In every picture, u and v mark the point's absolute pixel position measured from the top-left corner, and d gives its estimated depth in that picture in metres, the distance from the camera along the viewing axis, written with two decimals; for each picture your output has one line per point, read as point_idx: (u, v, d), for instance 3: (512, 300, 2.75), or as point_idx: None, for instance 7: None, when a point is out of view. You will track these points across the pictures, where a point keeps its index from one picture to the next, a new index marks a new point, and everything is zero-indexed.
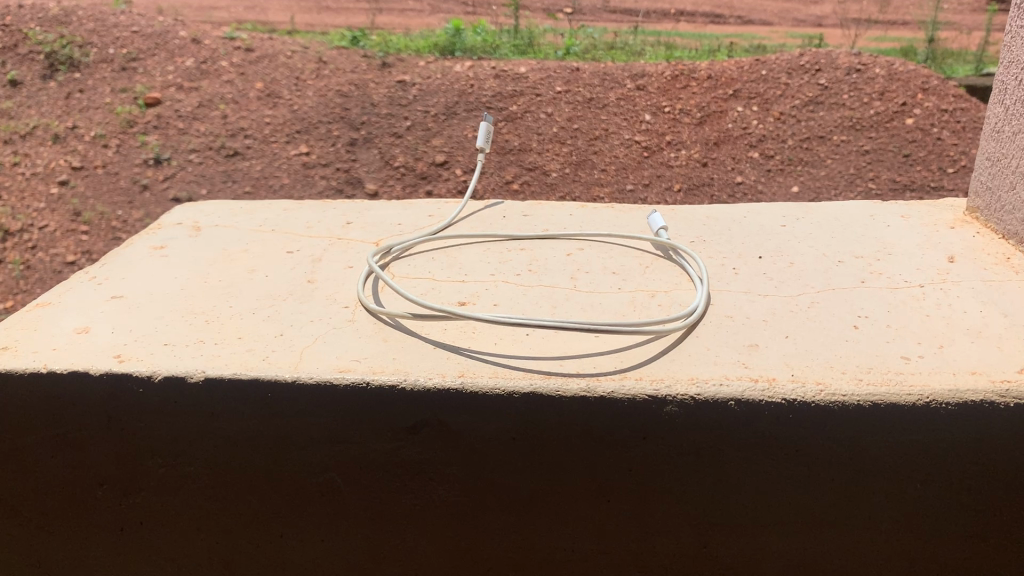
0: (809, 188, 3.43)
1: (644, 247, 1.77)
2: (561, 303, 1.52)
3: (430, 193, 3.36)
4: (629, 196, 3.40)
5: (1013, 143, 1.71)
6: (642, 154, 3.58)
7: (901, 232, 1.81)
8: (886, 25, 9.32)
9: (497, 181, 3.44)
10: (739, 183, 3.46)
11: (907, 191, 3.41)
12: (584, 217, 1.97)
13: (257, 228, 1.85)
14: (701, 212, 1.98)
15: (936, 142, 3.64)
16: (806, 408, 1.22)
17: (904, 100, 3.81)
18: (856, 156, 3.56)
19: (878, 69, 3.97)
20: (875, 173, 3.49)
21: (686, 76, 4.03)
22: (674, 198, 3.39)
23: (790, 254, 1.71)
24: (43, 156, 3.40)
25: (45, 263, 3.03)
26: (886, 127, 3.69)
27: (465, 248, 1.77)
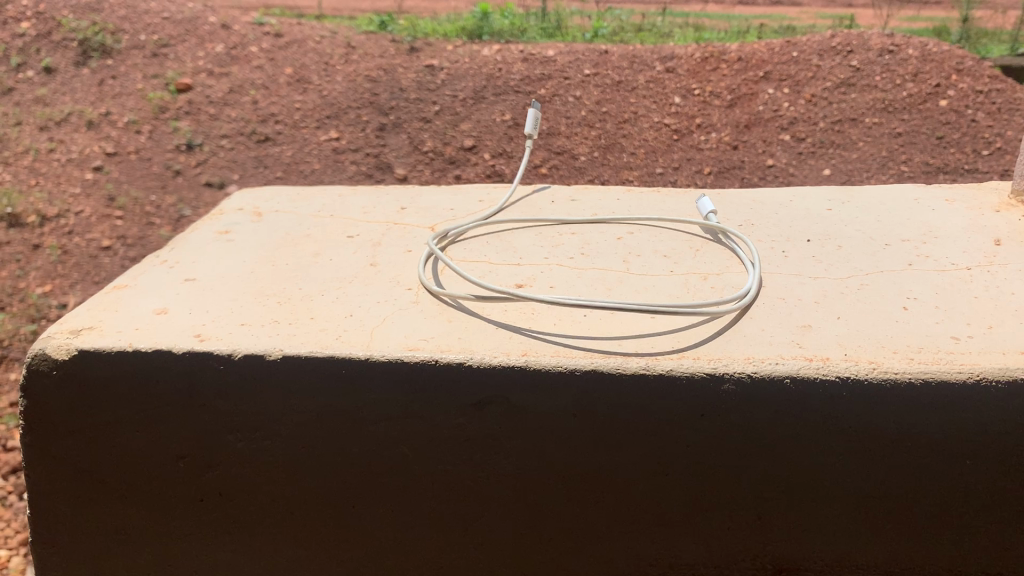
0: (840, 170, 3.44)
1: (693, 232, 1.81)
2: (614, 285, 1.57)
3: (460, 177, 3.41)
4: (658, 178, 3.44)
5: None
6: (672, 137, 3.62)
7: (947, 216, 1.84)
8: (921, 5, 9.23)
9: (526, 165, 3.48)
10: (771, 165, 3.48)
11: (940, 174, 3.41)
12: (631, 203, 2.01)
13: (316, 214, 1.91)
14: (747, 196, 2.02)
15: (970, 124, 3.63)
16: (858, 386, 1.27)
17: (938, 82, 3.80)
18: (888, 139, 3.57)
19: (911, 50, 3.96)
20: (908, 155, 3.49)
21: (717, 57, 4.04)
22: (703, 181, 3.41)
23: (837, 237, 1.74)
24: (78, 141, 3.48)
25: (81, 247, 3.05)
26: (919, 109, 3.69)
27: (519, 232, 1.82)
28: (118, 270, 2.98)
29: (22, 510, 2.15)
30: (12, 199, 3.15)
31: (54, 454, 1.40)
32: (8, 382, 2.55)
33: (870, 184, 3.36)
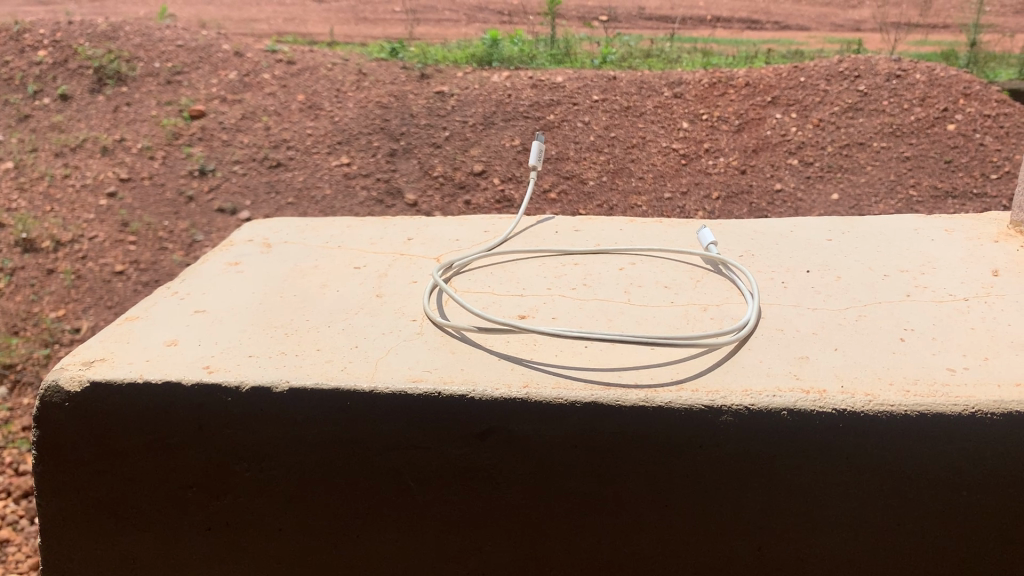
0: (849, 195, 3.47)
1: (694, 261, 1.84)
2: (615, 316, 1.59)
3: (470, 202, 3.45)
4: (667, 204, 3.48)
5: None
6: (680, 162, 3.65)
7: (945, 247, 1.86)
8: (929, 29, 9.31)
9: (535, 190, 3.53)
10: (779, 190, 3.51)
11: (948, 198, 3.44)
12: (634, 234, 2.04)
13: (324, 245, 1.95)
14: (747, 227, 2.05)
15: (978, 148, 3.65)
16: (856, 418, 1.29)
17: (945, 106, 3.83)
18: (896, 163, 3.59)
19: (918, 75, 3.99)
20: (916, 180, 3.52)
21: (724, 83, 4.08)
22: (712, 206, 3.45)
23: (836, 268, 1.77)
24: (93, 167, 3.54)
25: (95, 272, 3.10)
26: (927, 133, 3.71)
27: (525, 262, 1.86)
28: (131, 296, 3.03)
29: (34, 534, 2.19)
30: (27, 224, 3.23)
31: (66, 484, 1.44)
32: (22, 407, 2.61)
33: (879, 209, 3.39)
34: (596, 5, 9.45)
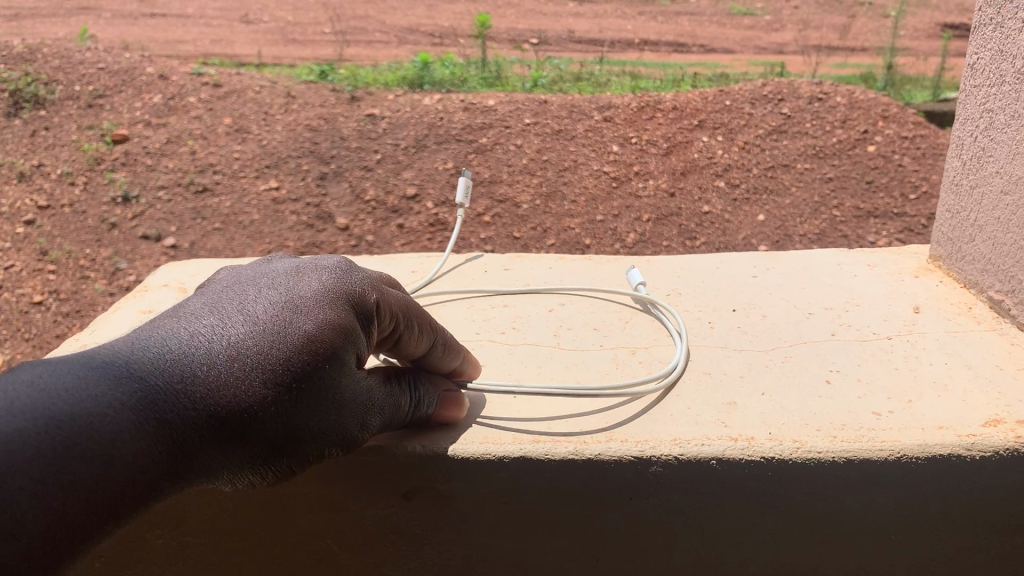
0: (775, 216, 3.52)
1: (622, 301, 1.83)
2: (545, 362, 1.57)
3: (402, 226, 3.38)
4: (598, 226, 3.48)
5: (970, 197, 1.81)
6: (612, 185, 3.64)
7: (868, 283, 1.89)
8: (848, 52, 9.62)
9: (468, 214, 3.53)
10: (707, 212, 3.53)
11: (871, 218, 3.51)
12: (565, 272, 2.03)
13: None
14: (675, 265, 2.07)
15: (897, 169, 3.73)
16: (784, 466, 1.27)
17: (865, 128, 3.92)
18: (820, 184, 3.66)
19: (839, 97, 4.11)
20: (839, 201, 3.58)
21: (652, 107, 4.12)
22: (643, 228, 3.46)
23: (761, 306, 1.78)
24: (9, 195, 3.43)
25: (11, 303, 3.02)
26: (848, 154, 3.79)
27: (453, 304, 1.82)
28: (49, 327, 2.93)
29: None
30: None
31: None
32: None
33: (804, 228, 3.45)
34: (527, 28, 9.52)
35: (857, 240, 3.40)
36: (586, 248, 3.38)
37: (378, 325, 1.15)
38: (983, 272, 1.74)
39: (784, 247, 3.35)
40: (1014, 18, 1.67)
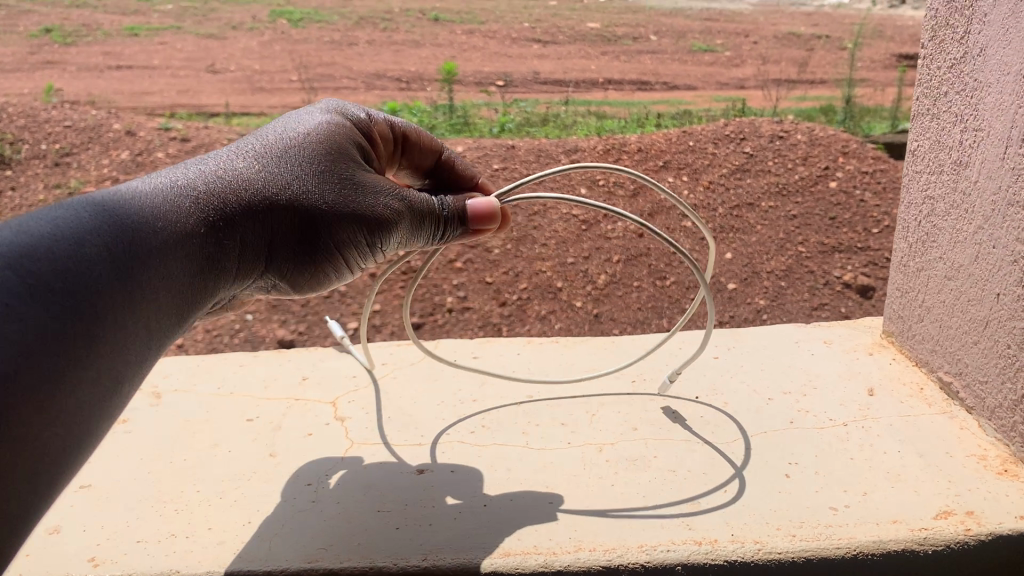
0: (740, 253, 3.61)
1: (587, 391, 1.88)
2: (513, 464, 1.60)
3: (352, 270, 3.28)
4: (570, 268, 3.40)
5: (917, 278, 1.88)
6: (581, 228, 3.53)
7: (824, 360, 1.96)
8: (809, 86, 9.90)
9: (439, 261, 3.42)
10: (678, 251, 3.71)
11: (835, 253, 3.63)
12: (533, 356, 2.09)
13: (213, 390, 1.93)
14: (636, 346, 2.12)
15: (860, 204, 3.84)
16: (746, 568, 1.33)
17: (826, 165, 4.04)
18: (784, 223, 3.74)
19: (799, 135, 4.24)
20: (804, 237, 3.68)
21: (618, 149, 4.22)
22: (615, 270, 3.39)
23: (722, 391, 1.84)
24: None
25: None
26: (811, 192, 3.90)
27: (426, 399, 1.87)
28: None
29: None
30: None
31: None
32: None
33: (770, 265, 3.56)
34: (493, 71, 9.65)
35: (821, 276, 3.54)
36: (558, 291, 3.33)
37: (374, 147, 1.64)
38: (933, 352, 1.82)
39: (751, 283, 3.49)
40: (949, 112, 1.76)
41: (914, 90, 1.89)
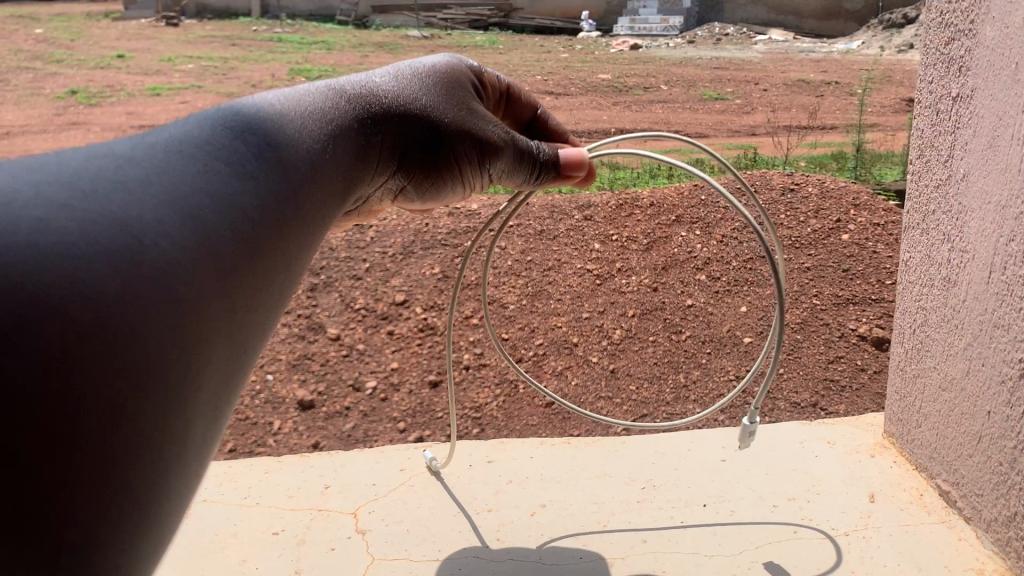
0: (755, 307, 4.12)
1: (616, 492, 2.36)
2: (580, 565, 2.08)
3: (394, 331, 4.16)
4: (585, 322, 4.12)
5: (915, 385, 2.39)
6: (596, 282, 4.32)
7: (828, 467, 2.41)
8: (820, 131, 10.15)
9: (457, 316, 4.19)
10: (691, 305, 4.14)
11: (850, 304, 4.12)
12: (570, 481, 2.44)
13: (247, 560, 2.19)
14: (644, 449, 2.57)
15: (872, 255, 4.39)
16: None
17: (838, 218, 4.61)
18: (798, 274, 4.28)
19: (811, 188, 4.87)
20: (820, 289, 4.19)
21: (631, 205, 4.86)
22: (629, 322, 4.09)
23: (729, 498, 2.30)
24: None
25: None
26: (824, 244, 4.45)
27: (484, 517, 2.30)
28: None
29: None
30: None
31: None
32: None
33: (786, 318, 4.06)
34: None
35: (836, 327, 4.01)
36: (574, 345, 4.02)
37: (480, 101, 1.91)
38: (932, 459, 2.31)
39: (767, 336, 3.97)
40: (937, 230, 2.24)
41: (905, 205, 2.38)
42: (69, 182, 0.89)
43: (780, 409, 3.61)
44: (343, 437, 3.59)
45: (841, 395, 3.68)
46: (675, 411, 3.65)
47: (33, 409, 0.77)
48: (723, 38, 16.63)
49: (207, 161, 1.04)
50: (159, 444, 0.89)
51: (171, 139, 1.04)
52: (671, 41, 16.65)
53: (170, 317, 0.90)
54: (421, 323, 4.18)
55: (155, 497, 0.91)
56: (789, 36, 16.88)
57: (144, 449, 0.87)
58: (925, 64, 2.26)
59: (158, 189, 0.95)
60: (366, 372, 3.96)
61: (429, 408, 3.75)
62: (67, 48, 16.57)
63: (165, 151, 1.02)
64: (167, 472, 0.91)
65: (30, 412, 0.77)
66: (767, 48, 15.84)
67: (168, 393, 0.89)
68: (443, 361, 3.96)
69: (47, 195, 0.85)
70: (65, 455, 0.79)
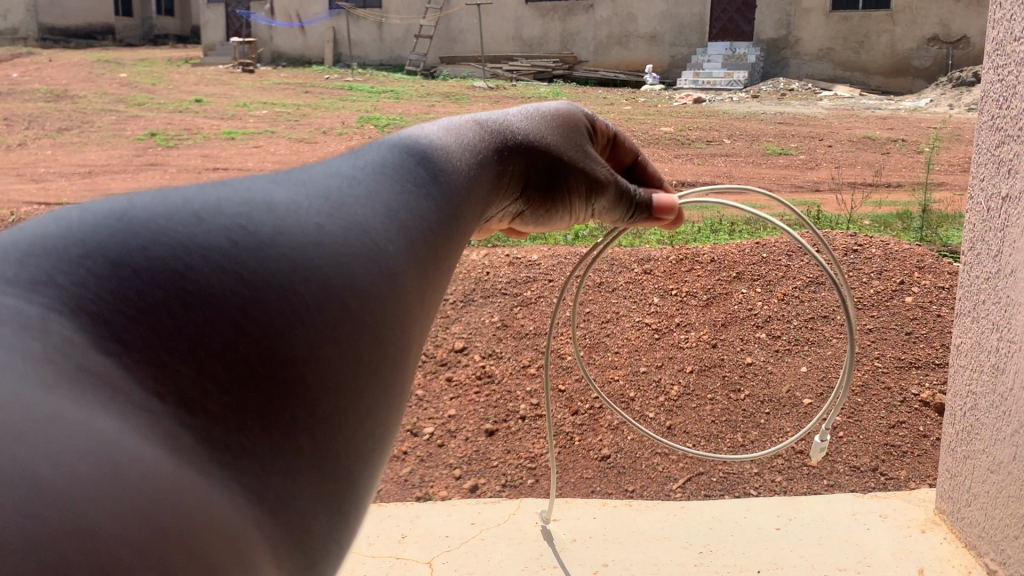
0: (815, 367, 4.19)
1: (675, 556, 2.47)
2: None
3: (451, 377, 4.34)
4: (642, 377, 4.25)
5: (964, 465, 2.47)
6: (654, 336, 4.45)
7: (878, 538, 2.52)
8: (884, 189, 10.14)
9: (514, 365, 4.32)
10: (749, 362, 4.24)
11: (912, 368, 4.17)
12: (630, 542, 2.56)
13: None
14: (701, 514, 2.70)
15: (936, 319, 4.42)
16: None
17: (903, 280, 4.66)
18: (859, 335, 4.34)
19: (874, 249, 4.93)
20: (881, 351, 4.25)
21: (692, 260, 4.98)
22: (687, 378, 4.20)
23: (782, 566, 2.40)
24: None
25: None
26: (886, 305, 4.50)
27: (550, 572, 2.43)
28: None
29: None
30: None
31: None
32: None
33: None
34: None
35: (898, 391, 4.06)
36: (631, 400, 4.15)
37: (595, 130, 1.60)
38: (980, 538, 2.38)
39: (827, 398, 4.02)
40: (986, 320, 2.38)
41: (957, 292, 2.52)
42: (325, 193, 0.94)
43: (839, 472, 3.70)
44: (400, 481, 3.81)
45: (902, 461, 3.77)
46: (729, 470, 3.76)
47: (308, 384, 0.83)
48: (787, 92, 16.70)
49: (404, 181, 1.03)
50: (372, 430, 0.91)
51: (376, 156, 1.05)
52: (734, 95, 16.79)
53: (392, 313, 0.93)
54: (479, 370, 4.35)
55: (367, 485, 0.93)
56: (855, 93, 16.88)
57: (367, 433, 0.90)
58: (977, 164, 2.44)
59: (385, 204, 0.97)
60: (424, 419, 4.16)
61: (485, 457, 3.92)
62: (150, 92, 17.40)
63: (376, 169, 1.02)
64: (376, 456, 0.93)
65: (307, 387, 0.82)
66: (831, 104, 15.86)
67: (383, 381, 0.92)
68: (500, 410, 4.11)
69: (315, 206, 0.91)
70: (323, 428, 0.84)
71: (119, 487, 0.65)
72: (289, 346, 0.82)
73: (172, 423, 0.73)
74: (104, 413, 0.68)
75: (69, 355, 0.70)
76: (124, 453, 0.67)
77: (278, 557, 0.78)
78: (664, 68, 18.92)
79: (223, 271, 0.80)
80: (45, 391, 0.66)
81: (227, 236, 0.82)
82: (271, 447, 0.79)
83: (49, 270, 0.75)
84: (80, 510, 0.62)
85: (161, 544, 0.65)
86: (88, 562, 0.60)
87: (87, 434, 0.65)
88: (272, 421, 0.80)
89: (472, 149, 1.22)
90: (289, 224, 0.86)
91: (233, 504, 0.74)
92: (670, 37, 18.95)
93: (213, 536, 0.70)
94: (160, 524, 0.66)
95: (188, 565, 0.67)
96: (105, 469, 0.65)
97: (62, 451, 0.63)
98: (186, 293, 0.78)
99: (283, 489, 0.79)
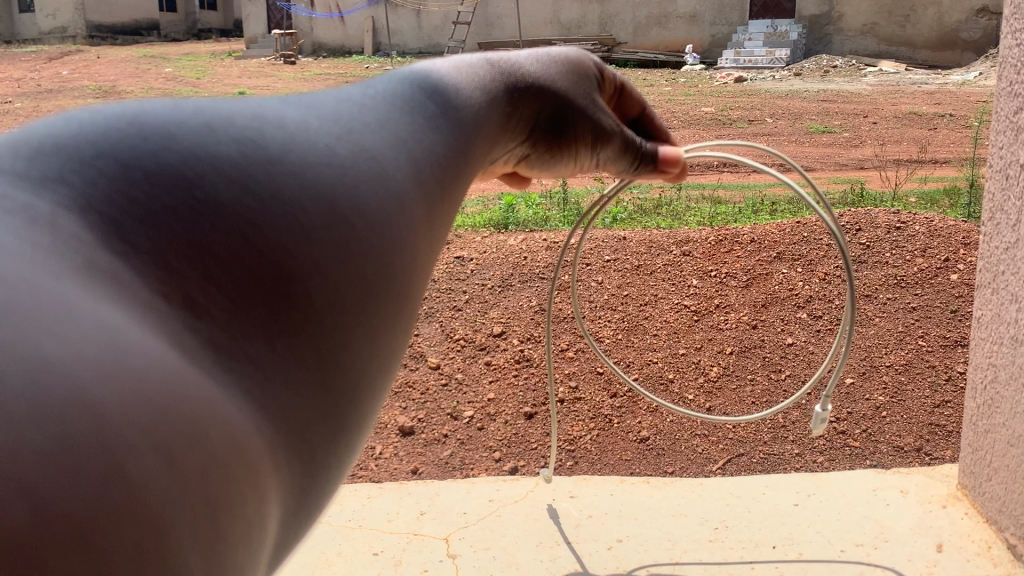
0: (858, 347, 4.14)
1: (695, 532, 2.47)
2: None
3: (491, 361, 4.36)
4: (681, 358, 4.21)
5: (986, 439, 2.43)
6: (694, 318, 4.41)
7: (898, 513, 2.51)
8: (932, 165, 9.93)
9: (555, 349, 4.34)
10: (790, 343, 4.21)
11: (958, 346, 4.09)
12: (647, 519, 2.57)
13: None
14: (720, 490, 2.70)
15: None
16: None
17: (948, 256, 4.56)
18: (903, 313, 4.27)
19: (918, 226, 4.83)
20: (924, 330, 4.18)
21: (731, 240, 4.93)
22: (726, 360, 4.16)
23: (799, 541, 2.40)
24: None
25: None
26: (931, 283, 4.42)
27: (564, 548, 2.45)
28: None
29: None
30: None
31: None
32: None
33: (890, 359, 4.05)
34: None
35: (943, 370, 4.00)
36: (670, 382, 4.10)
37: (610, 77, 1.52)
38: (1000, 513, 2.35)
39: (869, 378, 3.97)
40: (1007, 291, 2.33)
41: (978, 263, 2.47)
42: (335, 117, 0.97)
43: (882, 452, 3.66)
44: (442, 464, 3.85)
45: (947, 440, 3.71)
46: (771, 451, 3.73)
47: (313, 302, 0.88)
48: (831, 70, 16.40)
49: (416, 116, 1.05)
50: (373, 352, 0.96)
51: (385, 88, 1.06)
52: (776, 73, 16.53)
53: (396, 240, 0.96)
54: (518, 354, 4.36)
55: (364, 405, 0.98)
56: (901, 67, 16.51)
57: (373, 354, 0.96)
58: (995, 131, 2.39)
59: (394, 135, 1.00)
60: (464, 403, 4.17)
61: (524, 439, 3.94)
62: (195, 85, 17.62)
63: (387, 99, 1.04)
64: (377, 382, 0.99)
65: (311, 302, 0.88)
66: (877, 80, 15.52)
67: (387, 305, 0.96)
68: (540, 394, 4.13)
69: (325, 128, 0.95)
70: (326, 343, 0.89)
71: (121, 375, 0.70)
72: (292, 260, 0.87)
73: (176, 325, 0.78)
74: (108, 303, 0.73)
75: (78, 251, 0.75)
76: (127, 342, 0.72)
77: (275, 458, 0.84)
78: (705, 47, 18.69)
79: (232, 181, 0.86)
80: (55, 282, 0.71)
81: (237, 147, 0.88)
82: (273, 354, 0.85)
83: (61, 170, 0.79)
84: (84, 393, 0.67)
85: (167, 430, 0.71)
86: (86, 437, 0.66)
87: (94, 322, 0.71)
88: (276, 330, 0.85)
89: (477, 88, 1.17)
90: (299, 143, 0.91)
91: (235, 403, 0.79)
92: (709, 16, 18.66)
93: (213, 430, 0.75)
94: (162, 408, 0.72)
95: (187, 447, 0.72)
96: (108, 353, 0.70)
97: (66, 332, 0.69)
98: (195, 200, 0.83)
99: (282, 398, 0.85)
